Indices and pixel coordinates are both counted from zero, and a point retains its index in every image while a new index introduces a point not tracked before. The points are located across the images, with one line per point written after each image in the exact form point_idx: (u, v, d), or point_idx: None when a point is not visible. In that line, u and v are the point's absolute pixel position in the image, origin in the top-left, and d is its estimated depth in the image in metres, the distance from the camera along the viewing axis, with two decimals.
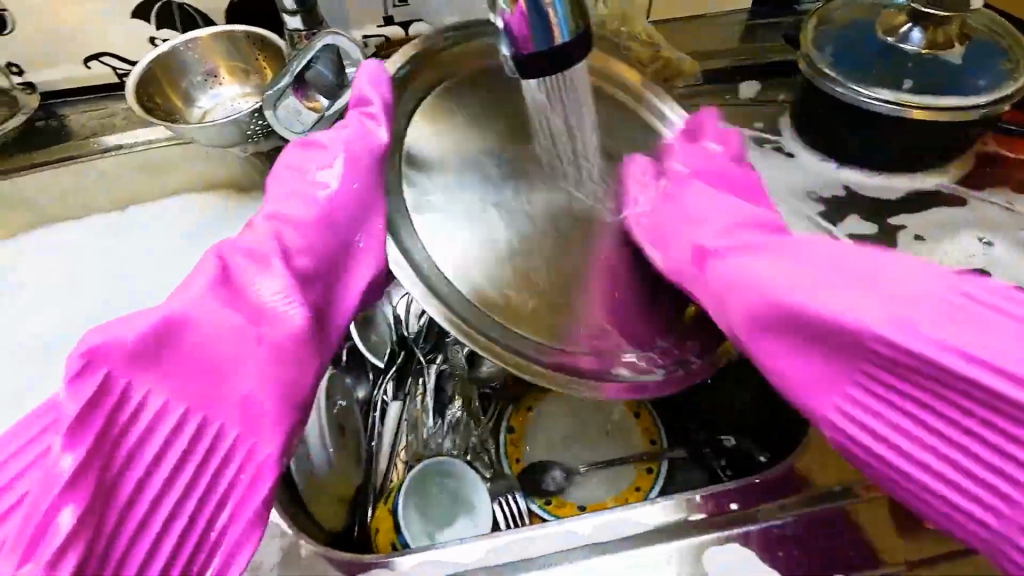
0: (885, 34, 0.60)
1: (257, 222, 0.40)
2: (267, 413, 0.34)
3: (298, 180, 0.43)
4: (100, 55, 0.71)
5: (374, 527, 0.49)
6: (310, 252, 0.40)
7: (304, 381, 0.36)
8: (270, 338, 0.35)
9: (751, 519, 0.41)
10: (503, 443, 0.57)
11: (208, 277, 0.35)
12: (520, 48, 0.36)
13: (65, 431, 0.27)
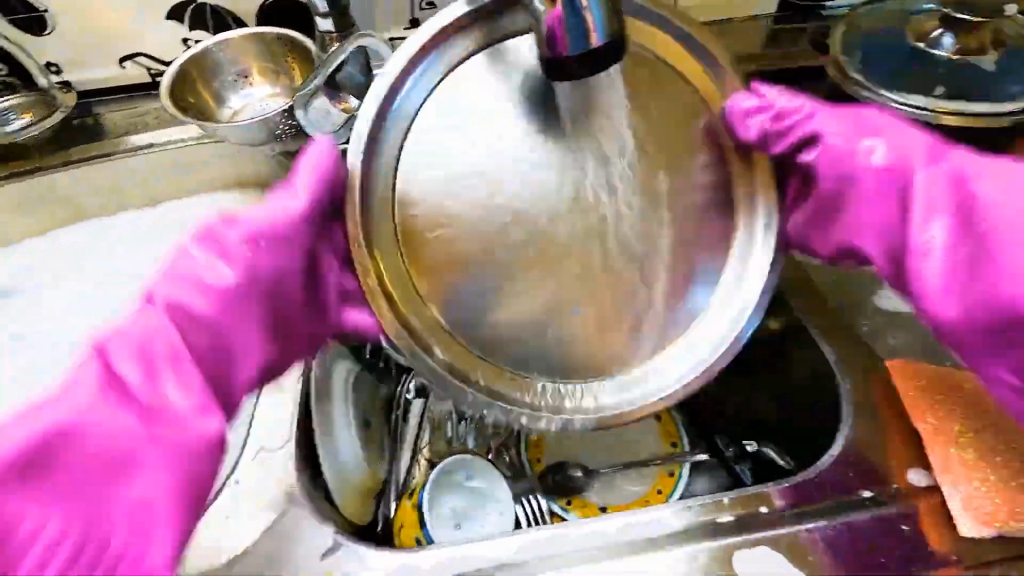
0: (916, 39, 0.60)
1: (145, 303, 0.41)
2: (153, 518, 0.35)
3: (197, 258, 0.43)
4: (135, 56, 0.72)
5: (398, 522, 0.48)
6: (209, 321, 0.41)
7: (205, 481, 0.37)
8: (161, 440, 0.37)
9: (796, 518, 0.40)
10: (523, 443, 0.56)
11: (94, 371, 0.37)
12: (598, 38, 0.36)
13: None
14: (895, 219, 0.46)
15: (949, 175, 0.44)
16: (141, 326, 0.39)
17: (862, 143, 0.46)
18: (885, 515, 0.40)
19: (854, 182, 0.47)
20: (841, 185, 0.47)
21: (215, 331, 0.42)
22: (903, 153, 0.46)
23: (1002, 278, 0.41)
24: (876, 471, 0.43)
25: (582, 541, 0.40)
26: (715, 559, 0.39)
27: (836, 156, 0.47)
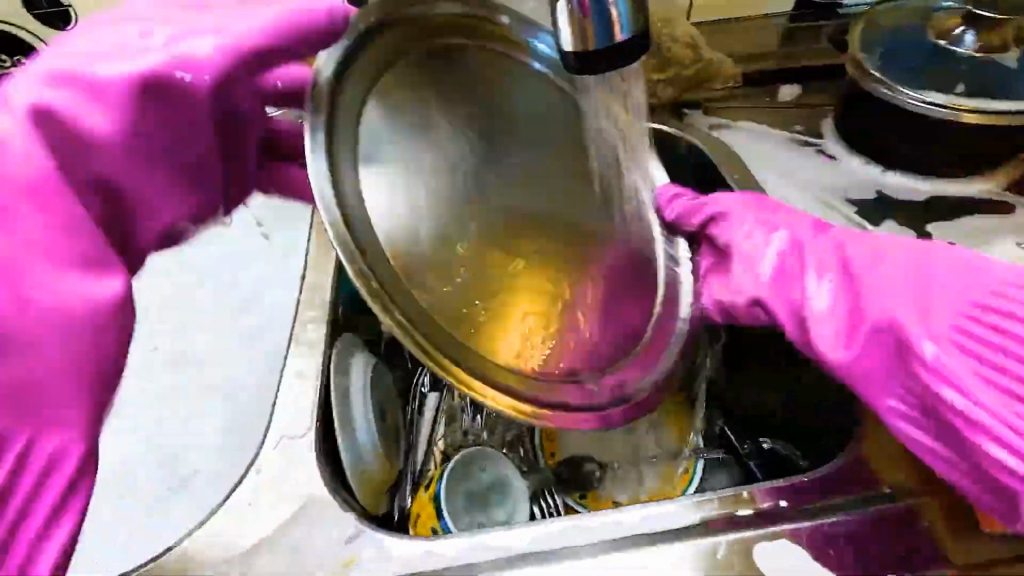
0: (937, 36, 0.60)
1: None
2: (46, 391, 0.33)
3: (92, 44, 0.39)
4: None
5: (414, 513, 0.49)
6: (84, 146, 0.37)
7: (105, 339, 0.34)
8: (32, 300, 0.33)
9: (804, 516, 0.40)
10: (538, 439, 0.57)
11: None
12: (624, 33, 0.36)
13: None
14: (791, 275, 0.43)
15: (838, 238, 0.43)
16: (7, 163, 0.34)
17: (759, 227, 0.46)
18: (900, 511, 0.40)
19: (747, 249, 0.46)
20: (741, 246, 0.46)
21: (90, 153, 0.37)
22: (787, 226, 0.45)
23: (888, 303, 0.38)
24: (893, 468, 0.42)
25: (597, 532, 0.40)
26: (733, 552, 0.39)
27: (739, 225, 0.47)
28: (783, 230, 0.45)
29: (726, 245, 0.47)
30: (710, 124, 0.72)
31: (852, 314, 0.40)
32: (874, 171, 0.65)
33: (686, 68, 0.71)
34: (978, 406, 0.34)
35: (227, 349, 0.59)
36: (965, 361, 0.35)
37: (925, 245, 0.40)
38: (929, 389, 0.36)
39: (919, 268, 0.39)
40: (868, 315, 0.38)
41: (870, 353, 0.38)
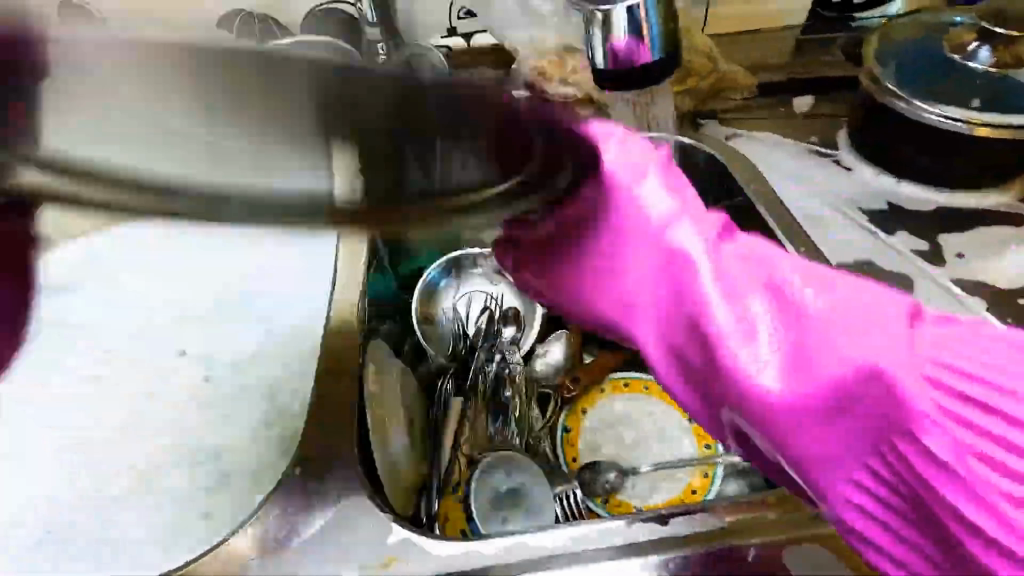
0: (952, 52, 0.61)
1: None
2: None
3: None
4: None
5: (444, 514, 0.51)
6: None
7: None
8: None
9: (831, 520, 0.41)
10: (560, 442, 0.59)
11: None
12: (650, 56, 0.37)
13: None
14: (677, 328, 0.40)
15: (720, 271, 0.39)
16: None
17: (657, 220, 0.41)
18: None
19: (676, 280, 0.40)
20: (620, 299, 0.42)
21: None
22: (716, 264, 0.39)
23: (839, 374, 0.34)
24: None
25: (631, 535, 0.41)
26: (764, 555, 0.40)
27: (614, 272, 0.42)
28: (714, 271, 0.39)
29: (660, 289, 0.41)
30: (726, 133, 0.73)
31: (802, 386, 0.35)
32: (888, 181, 0.66)
33: (703, 79, 0.73)
34: (978, 501, 0.32)
35: (257, 353, 0.60)
36: (954, 449, 0.32)
37: (796, 275, 0.38)
38: (925, 476, 0.32)
39: (867, 311, 0.35)
40: (837, 392, 0.34)
41: (833, 443, 0.35)
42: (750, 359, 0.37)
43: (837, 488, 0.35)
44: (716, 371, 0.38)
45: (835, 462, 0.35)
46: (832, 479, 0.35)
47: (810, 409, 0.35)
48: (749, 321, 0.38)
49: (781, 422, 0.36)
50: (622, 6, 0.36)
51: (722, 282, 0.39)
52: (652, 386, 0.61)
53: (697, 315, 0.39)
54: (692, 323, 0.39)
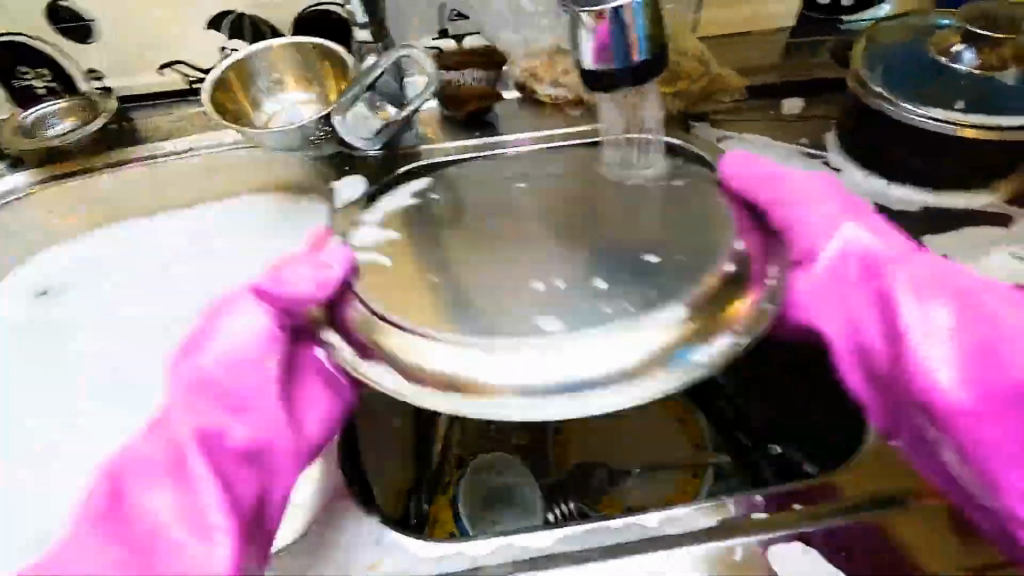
0: (937, 54, 0.61)
1: (256, 321, 0.47)
2: (275, 469, 0.43)
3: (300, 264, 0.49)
4: (174, 63, 0.75)
5: (433, 515, 0.51)
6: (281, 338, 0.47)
7: (282, 476, 0.43)
8: (289, 422, 0.45)
9: (818, 519, 0.41)
10: (551, 442, 0.58)
11: (198, 381, 0.45)
12: (637, 57, 0.37)
13: (170, 479, 0.40)
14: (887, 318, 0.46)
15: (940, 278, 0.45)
16: (259, 333, 0.47)
17: (830, 240, 0.49)
18: (906, 513, 0.42)
19: (870, 291, 0.47)
20: (807, 314, 0.48)
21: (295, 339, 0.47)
22: (931, 274, 0.46)
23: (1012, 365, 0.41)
24: (900, 473, 0.44)
25: (618, 534, 0.41)
26: (751, 554, 0.40)
27: (807, 281, 0.48)
28: (894, 272, 0.46)
29: (853, 297, 0.48)
30: (717, 136, 0.74)
31: (986, 375, 0.41)
32: (878, 183, 0.65)
33: (693, 82, 0.73)
34: None
35: None
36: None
37: (965, 280, 0.45)
38: None
39: (996, 295, 0.44)
40: (946, 376, 0.42)
41: (992, 435, 0.40)
42: (934, 361, 0.43)
43: (1002, 480, 0.40)
44: (898, 377, 0.45)
45: (971, 466, 0.41)
46: (1004, 468, 0.40)
47: (974, 400, 0.41)
48: (973, 304, 0.44)
49: (954, 423, 0.41)
50: (610, 7, 0.36)
51: (943, 294, 0.44)
52: None
53: (895, 326, 0.45)
54: (877, 327, 0.46)
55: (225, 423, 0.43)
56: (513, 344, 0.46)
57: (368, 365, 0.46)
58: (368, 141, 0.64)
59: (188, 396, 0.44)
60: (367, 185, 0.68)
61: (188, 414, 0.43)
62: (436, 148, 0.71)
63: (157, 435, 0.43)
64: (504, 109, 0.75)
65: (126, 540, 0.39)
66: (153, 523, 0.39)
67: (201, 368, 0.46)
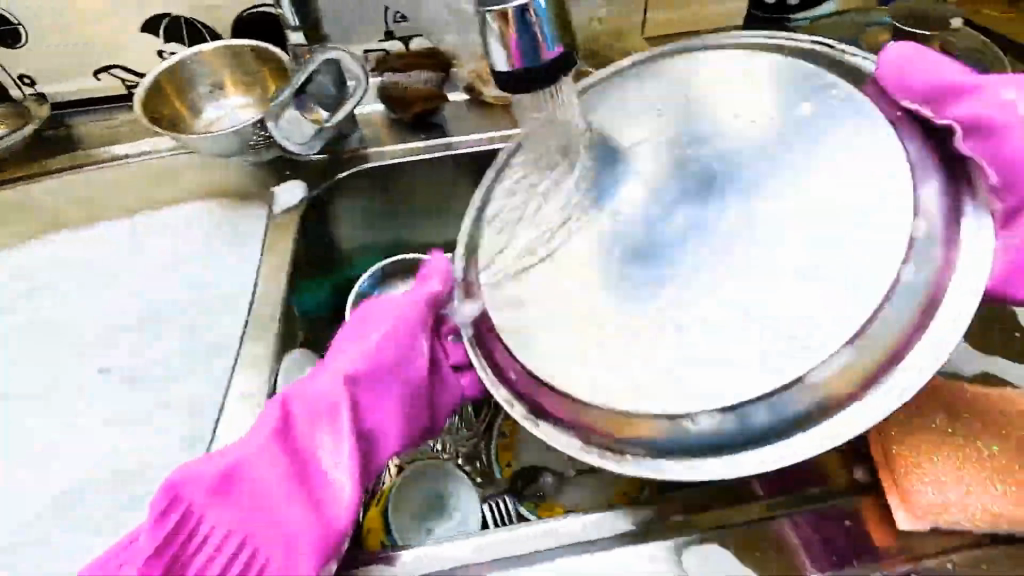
0: (870, 51, 0.62)
1: (381, 313, 0.51)
2: (382, 441, 0.46)
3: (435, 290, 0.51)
4: (110, 68, 0.73)
5: (365, 527, 0.49)
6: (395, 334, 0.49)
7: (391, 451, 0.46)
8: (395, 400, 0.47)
9: (742, 520, 0.41)
10: (495, 446, 0.57)
11: (333, 360, 0.48)
12: (545, 55, 0.37)
13: (313, 426, 0.44)
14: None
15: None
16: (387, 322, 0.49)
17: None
18: (833, 510, 0.41)
19: None
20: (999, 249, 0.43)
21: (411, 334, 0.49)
22: None
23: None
24: (827, 470, 0.43)
25: (537, 541, 0.40)
26: (668, 558, 0.39)
27: None
28: None
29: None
30: None
31: None
32: None
33: None
34: None
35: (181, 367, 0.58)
36: None
37: None
38: None
39: None
40: None
41: None
42: None
43: None
44: None
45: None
46: None
47: None
48: None
49: None
50: (514, 10, 0.36)
51: None
52: None
53: None
54: None
55: (392, 385, 0.47)
56: (630, 366, 0.38)
57: (578, 427, 0.39)
58: (304, 145, 0.63)
59: (373, 350, 0.48)
60: (308, 192, 0.68)
61: (368, 371, 0.46)
62: (381, 151, 0.70)
63: (332, 377, 0.46)
64: (453, 109, 0.74)
65: (307, 464, 0.43)
66: (310, 451, 0.43)
67: (363, 345, 0.48)
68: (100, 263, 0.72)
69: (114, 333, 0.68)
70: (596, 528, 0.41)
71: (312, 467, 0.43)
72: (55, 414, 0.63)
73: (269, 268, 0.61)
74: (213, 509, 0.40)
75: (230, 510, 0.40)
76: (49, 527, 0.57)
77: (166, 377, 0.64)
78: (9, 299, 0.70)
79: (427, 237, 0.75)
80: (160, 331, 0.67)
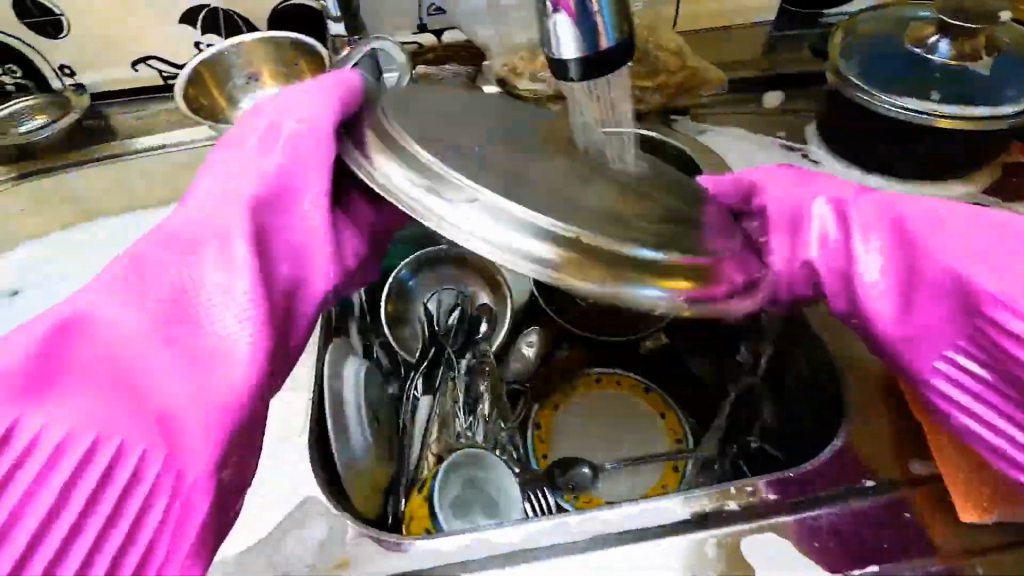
0: (913, 45, 0.62)
1: (263, 131, 0.41)
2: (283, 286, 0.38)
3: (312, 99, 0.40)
4: (148, 59, 0.74)
5: (408, 514, 0.49)
6: (283, 153, 0.40)
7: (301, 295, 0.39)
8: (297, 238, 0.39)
9: (794, 510, 0.41)
10: (531, 438, 0.59)
11: (205, 198, 0.40)
12: (605, 43, 0.37)
13: (173, 285, 0.36)
14: (840, 255, 0.42)
15: (881, 203, 0.42)
16: (272, 145, 0.40)
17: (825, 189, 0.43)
18: (889, 503, 0.41)
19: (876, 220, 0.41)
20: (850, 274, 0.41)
21: (299, 149, 0.39)
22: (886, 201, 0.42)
23: (949, 257, 0.39)
24: (877, 461, 0.43)
25: (587, 528, 0.41)
26: (722, 547, 0.39)
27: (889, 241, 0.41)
28: (896, 206, 0.41)
29: (863, 238, 0.41)
30: (698, 129, 0.74)
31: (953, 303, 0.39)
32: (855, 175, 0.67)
33: (673, 75, 0.72)
34: None
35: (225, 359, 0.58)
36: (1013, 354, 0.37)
37: (907, 206, 0.41)
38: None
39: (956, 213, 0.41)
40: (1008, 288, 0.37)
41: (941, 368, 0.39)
42: (940, 288, 0.39)
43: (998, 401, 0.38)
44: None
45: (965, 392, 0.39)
46: None
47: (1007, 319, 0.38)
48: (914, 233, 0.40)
49: None
50: None
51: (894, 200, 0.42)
52: (624, 381, 0.61)
53: (919, 263, 0.40)
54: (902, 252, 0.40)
55: (288, 194, 0.39)
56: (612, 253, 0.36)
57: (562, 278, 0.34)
58: None
59: (255, 167, 0.40)
60: None
61: (249, 189, 0.39)
62: None
63: (202, 212, 0.39)
64: None
65: (177, 310, 0.36)
66: (181, 286, 0.36)
67: (248, 169, 0.40)
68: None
69: None
70: (647, 517, 0.41)
71: (182, 334, 0.35)
72: None
73: None
74: (38, 408, 0.32)
75: (69, 394, 0.32)
76: None
77: None
78: (53, 285, 0.72)
79: None
80: None
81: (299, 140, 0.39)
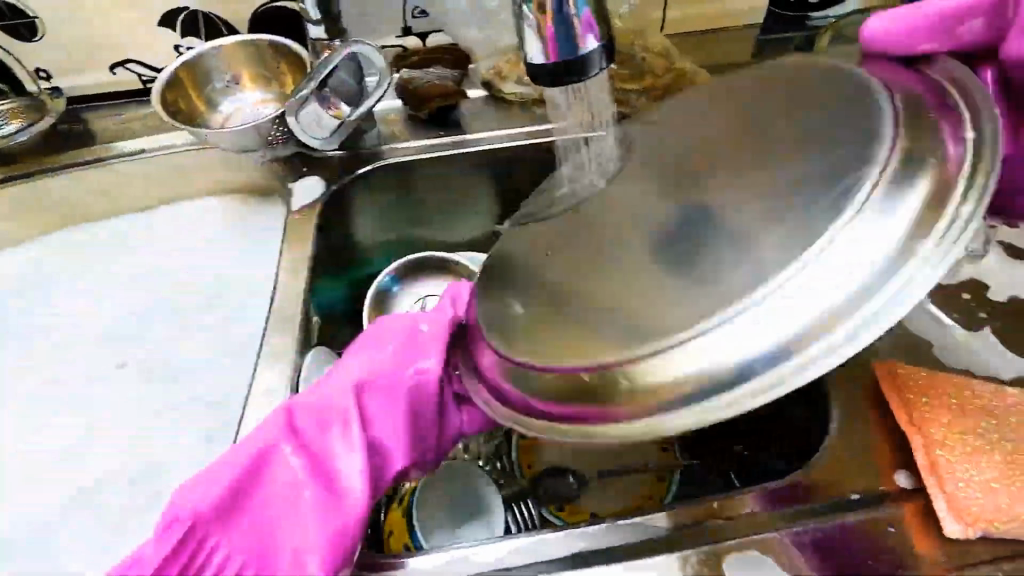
0: None
1: (376, 338, 0.49)
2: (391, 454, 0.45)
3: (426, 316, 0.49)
4: (126, 62, 0.72)
5: (388, 528, 0.49)
6: (400, 352, 0.47)
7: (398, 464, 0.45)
8: (407, 418, 0.46)
9: (779, 525, 0.40)
10: (515, 446, 0.56)
11: (330, 384, 0.46)
12: (583, 47, 0.36)
13: (300, 454, 0.42)
14: None
15: None
16: (387, 346, 0.48)
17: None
18: (875, 517, 0.40)
19: None
20: None
21: (415, 349, 0.47)
22: None
23: None
24: (863, 474, 0.42)
25: (567, 546, 0.40)
26: (705, 564, 0.39)
27: None
28: None
29: None
30: None
31: None
32: None
33: (660, 78, 0.72)
34: None
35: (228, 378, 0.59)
36: None
37: None
38: None
39: None
40: None
41: None
42: None
43: None
44: None
45: None
46: None
47: None
48: None
49: None
50: None
51: None
52: None
53: None
54: None
55: (409, 375, 0.46)
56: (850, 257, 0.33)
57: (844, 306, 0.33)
58: (325, 140, 0.63)
59: (377, 356, 0.47)
60: (326, 188, 0.66)
61: (366, 379, 0.45)
62: (400, 147, 0.69)
63: (336, 387, 0.45)
64: (471, 107, 0.73)
65: (310, 471, 0.41)
66: (321, 448, 0.42)
67: (372, 361, 0.47)
68: (149, 252, 0.72)
69: (133, 327, 0.67)
70: (628, 532, 0.40)
71: (309, 494, 0.40)
72: (75, 410, 0.63)
73: (289, 266, 0.60)
74: (221, 538, 0.38)
75: (228, 530, 0.39)
76: (67, 521, 0.56)
77: (185, 370, 0.64)
78: (28, 291, 0.70)
79: (447, 236, 0.74)
80: (179, 324, 0.67)
81: (417, 340, 0.47)
